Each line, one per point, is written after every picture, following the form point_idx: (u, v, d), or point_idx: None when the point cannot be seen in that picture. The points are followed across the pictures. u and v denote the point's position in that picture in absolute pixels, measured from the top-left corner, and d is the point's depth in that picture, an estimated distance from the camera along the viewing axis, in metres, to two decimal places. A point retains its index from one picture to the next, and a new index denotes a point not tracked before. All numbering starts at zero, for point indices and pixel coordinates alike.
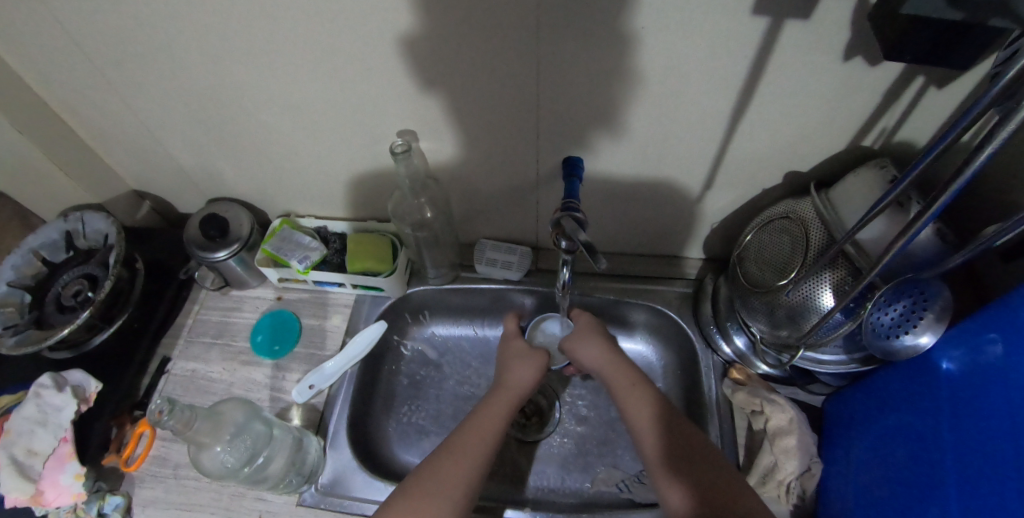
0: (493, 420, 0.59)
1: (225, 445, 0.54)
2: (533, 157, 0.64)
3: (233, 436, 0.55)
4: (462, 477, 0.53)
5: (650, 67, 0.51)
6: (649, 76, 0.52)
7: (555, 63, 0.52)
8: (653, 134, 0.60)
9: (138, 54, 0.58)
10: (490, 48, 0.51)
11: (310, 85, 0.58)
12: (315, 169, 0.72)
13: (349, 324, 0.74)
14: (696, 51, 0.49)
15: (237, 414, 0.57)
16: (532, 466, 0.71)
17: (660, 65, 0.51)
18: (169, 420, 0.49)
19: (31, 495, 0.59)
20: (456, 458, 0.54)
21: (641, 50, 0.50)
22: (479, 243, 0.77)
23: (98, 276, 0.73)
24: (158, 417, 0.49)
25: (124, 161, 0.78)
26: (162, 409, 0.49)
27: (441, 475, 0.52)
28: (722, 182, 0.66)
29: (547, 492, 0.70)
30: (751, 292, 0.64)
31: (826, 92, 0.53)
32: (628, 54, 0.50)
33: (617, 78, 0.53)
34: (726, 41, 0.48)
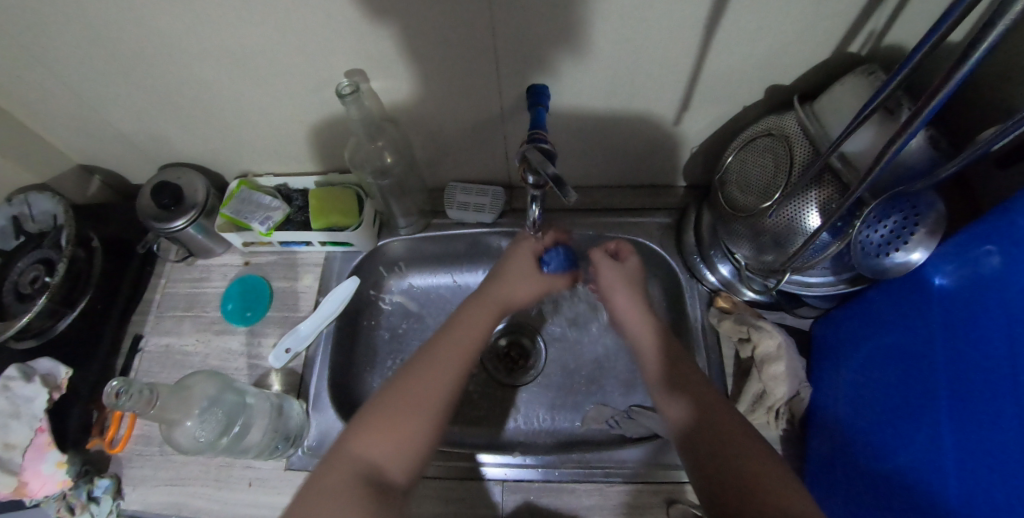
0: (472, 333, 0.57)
1: (199, 417, 0.53)
2: (494, 89, 0.59)
3: (207, 408, 0.54)
4: (440, 393, 0.51)
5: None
6: None
7: None
8: (621, 54, 0.54)
9: (37, 10, 0.51)
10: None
11: (235, 28, 0.52)
12: (264, 123, 0.67)
13: (320, 282, 0.71)
14: None
15: (208, 386, 0.56)
16: (520, 408, 0.71)
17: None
18: (127, 401, 0.48)
19: (14, 487, 0.58)
20: (434, 372, 0.52)
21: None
22: (448, 187, 0.72)
23: (53, 259, 0.69)
24: (115, 398, 0.48)
25: (61, 135, 0.72)
26: (118, 390, 0.48)
27: (418, 385, 0.51)
28: (701, 101, 0.61)
29: (524, 433, 0.70)
30: (736, 217, 0.60)
31: None
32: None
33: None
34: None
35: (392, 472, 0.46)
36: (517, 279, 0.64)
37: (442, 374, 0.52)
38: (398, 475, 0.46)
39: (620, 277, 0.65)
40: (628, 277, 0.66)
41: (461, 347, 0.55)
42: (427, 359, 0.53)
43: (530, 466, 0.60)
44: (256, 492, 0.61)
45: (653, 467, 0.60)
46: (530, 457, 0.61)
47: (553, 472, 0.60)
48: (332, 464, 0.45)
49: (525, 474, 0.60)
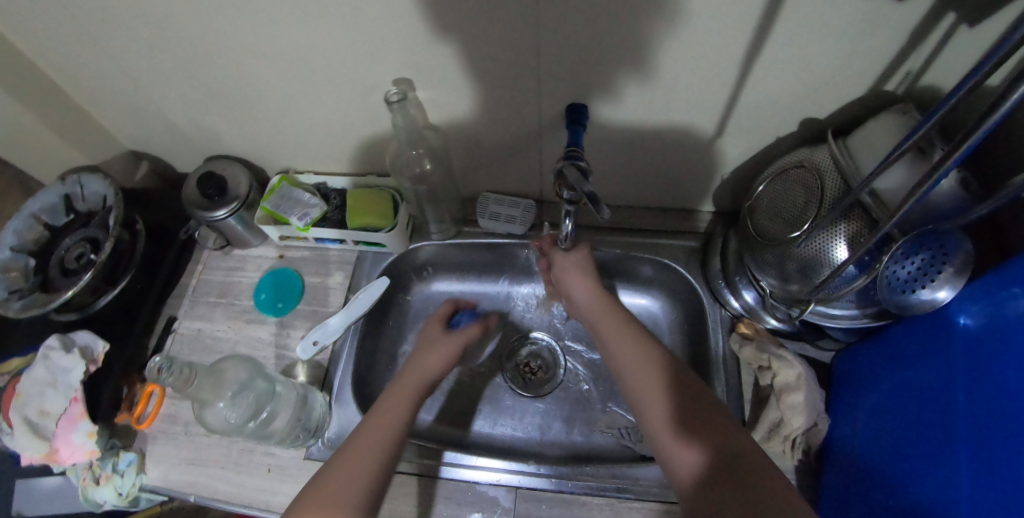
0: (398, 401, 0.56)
1: (227, 401, 0.56)
2: (534, 105, 0.61)
3: (235, 393, 0.57)
4: (369, 466, 0.50)
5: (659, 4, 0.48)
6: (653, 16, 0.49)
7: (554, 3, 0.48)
8: (659, 79, 0.56)
9: (118, 7, 0.55)
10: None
11: (296, 35, 0.56)
12: (311, 123, 0.70)
13: (351, 281, 0.72)
14: None
15: (239, 372, 0.59)
16: (513, 414, 0.72)
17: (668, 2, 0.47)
18: (167, 377, 0.52)
19: (46, 453, 0.62)
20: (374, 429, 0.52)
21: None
22: (481, 197, 0.74)
23: (99, 238, 0.72)
24: (158, 374, 0.52)
25: (118, 123, 0.76)
26: (161, 367, 0.52)
27: (349, 460, 0.50)
28: (733, 130, 0.63)
29: (513, 439, 0.71)
30: (763, 244, 0.62)
31: (846, 31, 0.49)
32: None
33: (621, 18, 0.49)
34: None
35: None
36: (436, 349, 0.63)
37: (370, 447, 0.51)
38: None
39: (570, 263, 0.66)
40: (578, 263, 0.66)
41: (386, 420, 0.54)
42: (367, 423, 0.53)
43: (543, 475, 0.61)
44: (274, 478, 0.63)
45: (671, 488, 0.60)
46: (544, 466, 0.62)
47: (566, 484, 0.60)
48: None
49: (538, 483, 0.61)
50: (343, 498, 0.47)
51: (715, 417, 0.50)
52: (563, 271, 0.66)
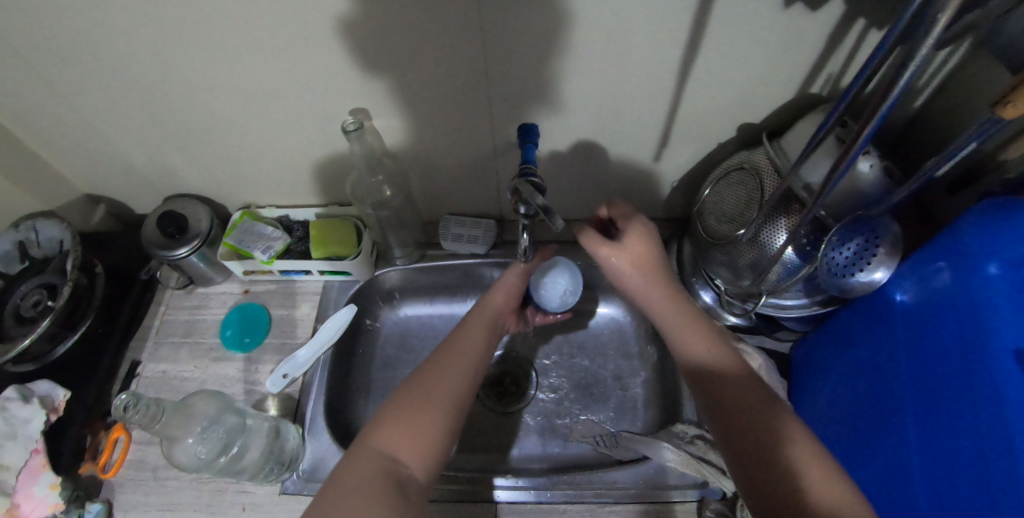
0: (476, 337, 0.57)
1: (199, 436, 0.55)
2: (487, 127, 0.63)
3: (205, 429, 0.56)
4: (453, 388, 0.51)
5: (594, 27, 0.51)
6: (591, 37, 0.52)
7: (499, 26, 0.51)
8: (603, 96, 0.59)
9: (69, 51, 0.55)
10: (427, 25, 0.51)
11: (252, 70, 0.57)
12: (271, 156, 0.70)
13: (318, 310, 0.72)
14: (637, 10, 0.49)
15: (208, 407, 0.58)
16: (523, 437, 0.72)
17: (602, 25, 0.51)
18: (132, 415, 0.51)
19: (5, 509, 0.59)
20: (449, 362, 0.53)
21: (580, 13, 0.49)
22: (444, 219, 0.75)
23: (57, 283, 0.71)
24: (122, 413, 0.51)
25: (71, 168, 0.75)
26: (126, 405, 0.51)
27: (422, 392, 0.50)
28: (679, 140, 0.66)
29: (528, 460, 0.71)
30: (713, 244, 0.65)
31: (769, 41, 0.53)
32: (570, 14, 0.49)
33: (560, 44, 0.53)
34: (659, 6, 0.49)
35: (411, 470, 0.45)
36: (509, 288, 0.65)
37: (451, 383, 0.51)
38: (419, 474, 0.46)
39: (622, 248, 0.57)
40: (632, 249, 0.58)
41: (460, 357, 0.54)
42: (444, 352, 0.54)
43: (524, 487, 0.62)
44: (249, 517, 0.62)
45: (649, 488, 0.61)
46: (524, 479, 0.62)
47: (545, 494, 0.61)
48: (352, 458, 0.45)
49: (518, 496, 0.61)
50: (426, 425, 0.47)
51: (779, 412, 0.46)
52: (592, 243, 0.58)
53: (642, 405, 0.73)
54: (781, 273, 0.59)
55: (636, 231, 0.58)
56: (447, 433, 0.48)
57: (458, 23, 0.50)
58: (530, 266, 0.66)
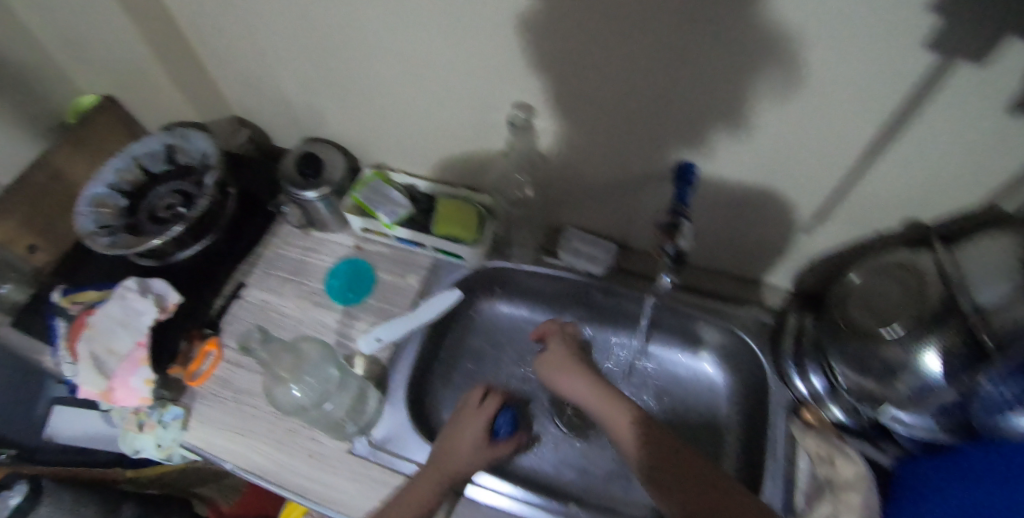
0: (421, 489, 0.56)
1: (297, 383, 0.60)
2: (646, 153, 0.62)
3: (305, 374, 0.61)
4: None
5: (801, 84, 0.48)
6: (793, 94, 0.49)
7: (699, 62, 0.49)
8: (779, 150, 0.57)
9: None
10: (629, 44, 0.49)
11: (436, 44, 0.57)
12: (420, 125, 0.71)
13: (422, 285, 0.73)
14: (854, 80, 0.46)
15: (314, 354, 0.63)
16: (544, 448, 0.71)
17: (812, 84, 0.48)
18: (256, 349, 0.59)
19: (103, 390, 0.64)
20: (423, 483, 0.56)
21: (806, 75, 0.47)
22: (565, 231, 0.75)
23: (192, 193, 0.74)
24: (252, 344, 0.59)
25: (233, 90, 0.78)
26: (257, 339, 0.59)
27: None
28: (839, 216, 0.63)
29: (533, 471, 0.69)
30: (847, 335, 0.61)
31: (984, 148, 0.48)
32: (780, 68, 0.47)
33: (757, 94, 0.50)
34: (877, 82, 0.46)
35: None
36: (470, 432, 0.61)
37: None
38: None
39: (563, 363, 0.65)
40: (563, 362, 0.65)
41: (408, 508, 0.54)
42: (416, 480, 0.57)
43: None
44: (314, 465, 0.63)
45: None
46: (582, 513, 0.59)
47: None
48: None
49: None
50: None
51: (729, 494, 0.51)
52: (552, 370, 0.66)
53: None
54: (911, 390, 0.55)
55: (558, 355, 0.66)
56: None
57: (659, 51, 0.49)
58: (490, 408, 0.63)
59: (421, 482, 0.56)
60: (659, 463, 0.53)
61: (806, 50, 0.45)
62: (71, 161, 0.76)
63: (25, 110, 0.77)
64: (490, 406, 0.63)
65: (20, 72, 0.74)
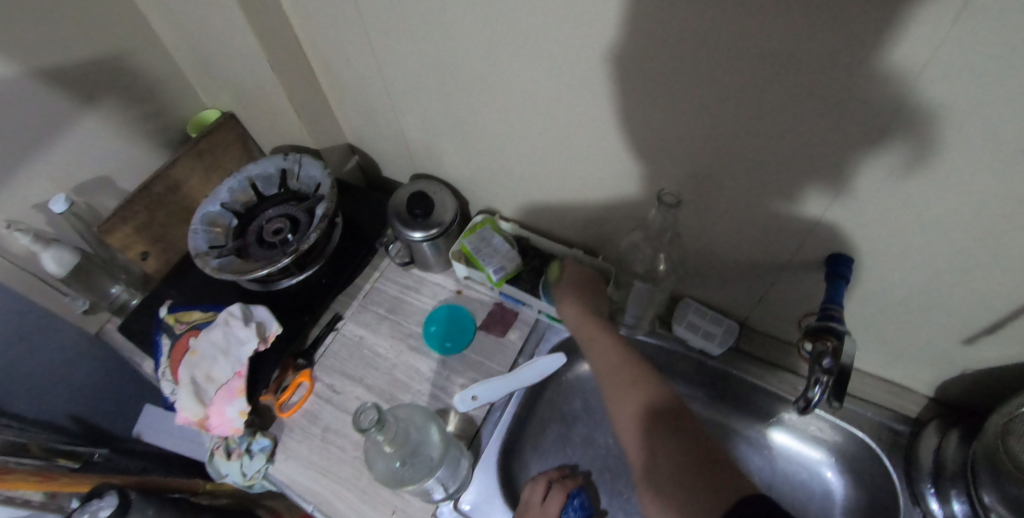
0: None
1: (403, 460, 0.54)
2: (794, 245, 0.55)
3: (410, 449, 0.55)
4: None
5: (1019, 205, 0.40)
6: (1003, 213, 0.41)
7: (882, 163, 0.42)
8: (961, 270, 0.49)
9: (415, 28, 0.56)
10: (805, 135, 0.43)
11: (575, 105, 0.54)
12: (540, 177, 0.68)
13: (524, 344, 0.70)
14: None
15: (419, 424, 0.58)
16: None
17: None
18: (371, 430, 0.51)
19: (199, 418, 0.63)
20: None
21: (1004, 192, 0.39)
22: (683, 300, 0.70)
23: (301, 220, 0.73)
24: (366, 426, 0.51)
25: (352, 117, 0.78)
26: (372, 419, 0.51)
27: None
28: (1015, 336, 0.53)
29: None
30: (1012, 474, 0.52)
31: None
32: (995, 183, 0.39)
33: (950, 206, 0.42)
34: None
35: None
36: None
37: None
38: None
39: (569, 285, 0.67)
40: (574, 285, 0.67)
41: None
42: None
43: None
44: None
45: None
46: None
47: None
48: None
49: None
50: None
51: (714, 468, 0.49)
52: (557, 295, 0.67)
53: None
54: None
55: (579, 279, 0.67)
56: None
57: (841, 150, 0.43)
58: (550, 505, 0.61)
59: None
60: (642, 447, 0.55)
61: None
62: (190, 175, 0.78)
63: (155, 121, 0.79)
64: (553, 506, 0.61)
65: (154, 87, 0.76)
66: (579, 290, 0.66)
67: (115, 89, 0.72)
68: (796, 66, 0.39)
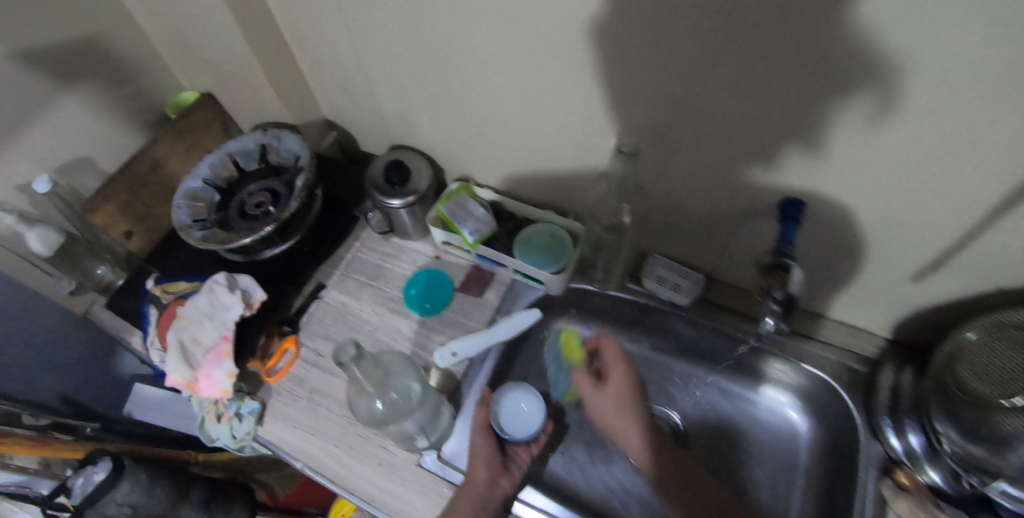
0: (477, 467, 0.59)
1: (383, 397, 0.59)
2: (749, 192, 0.59)
3: (390, 388, 0.60)
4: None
5: (944, 137, 0.43)
6: (928, 147, 0.44)
7: (819, 105, 0.45)
8: (899, 206, 0.52)
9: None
10: (747, 80, 0.46)
11: (536, 66, 0.56)
12: (512, 142, 0.70)
13: (500, 302, 0.73)
14: (996, 132, 0.40)
15: (396, 367, 0.63)
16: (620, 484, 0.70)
17: (955, 139, 0.42)
18: (352, 363, 0.56)
19: (188, 380, 0.65)
20: (461, 505, 0.55)
21: (925, 124, 0.42)
22: (651, 256, 0.72)
23: (280, 192, 0.75)
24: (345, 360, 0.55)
25: (329, 91, 0.80)
26: (351, 353, 0.56)
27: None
28: (959, 268, 0.57)
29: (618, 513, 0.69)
30: (957, 398, 0.56)
31: None
32: (918, 118, 0.42)
33: (883, 141, 0.45)
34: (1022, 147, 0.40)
35: None
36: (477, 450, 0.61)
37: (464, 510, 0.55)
38: None
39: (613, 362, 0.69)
40: (617, 366, 0.69)
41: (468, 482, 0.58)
42: (453, 504, 0.56)
43: None
44: (382, 474, 0.63)
45: None
46: None
47: None
48: None
49: None
50: None
51: None
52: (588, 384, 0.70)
53: None
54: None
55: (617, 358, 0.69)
56: None
57: (781, 91, 0.45)
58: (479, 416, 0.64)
59: (459, 502, 0.56)
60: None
61: (944, 100, 0.39)
62: (172, 155, 0.80)
63: (134, 104, 0.81)
64: (480, 413, 0.64)
65: (131, 69, 0.78)
66: (621, 386, 0.68)
67: (92, 71, 0.73)
68: (735, 13, 0.41)
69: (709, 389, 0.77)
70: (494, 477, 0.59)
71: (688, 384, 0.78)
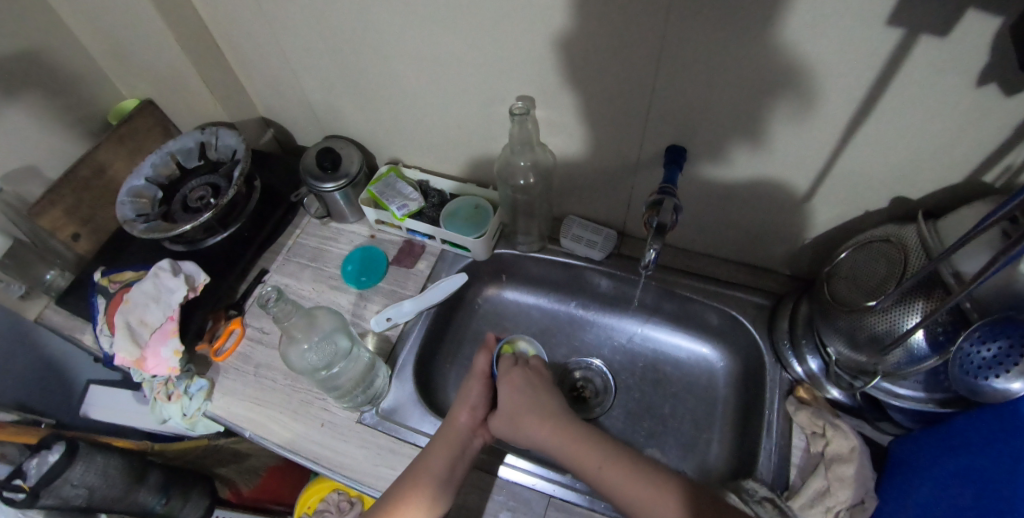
0: (461, 414, 0.64)
1: (309, 343, 0.63)
2: (636, 142, 0.67)
3: (316, 337, 0.64)
4: (437, 467, 0.58)
5: (786, 62, 0.51)
6: (768, 71, 0.52)
7: (677, 41, 0.53)
8: (759, 138, 0.60)
9: None
10: (613, 25, 0.54)
11: (440, 36, 0.63)
12: (431, 120, 0.77)
13: (432, 271, 0.80)
14: (818, 53, 0.49)
15: (327, 322, 0.66)
16: None
17: (794, 64, 0.51)
18: (273, 307, 0.59)
19: (136, 358, 0.68)
20: (440, 447, 0.60)
21: (757, 47, 0.50)
22: (567, 218, 0.81)
23: (221, 185, 0.80)
24: (266, 302, 0.59)
25: (262, 90, 0.86)
26: (270, 296, 0.59)
27: (419, 468, 0.59)
28: (825, 195, 0.64)
29: None
30: (837, 310, 0.61)
31: (945, 122, 0.51)
32: (746, 46, 0.51)
33: (730, 71, 0.54)
34: (840, 63, 0.49)
35: None
36: (471, 401, 0.66)
37: (443, 451, 0.60)
38: None
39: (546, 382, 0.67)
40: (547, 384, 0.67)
41: (450, 436, 0.62)
42: (433, 448, 0.60)
43: (578, 490, 0.62)
44: (325, 433, 0.67)
45: None
46: (580, 482, 0.63)
47: (577, 481, 0.62)
48: None
49: (572, 496, 0.62)
50: (428, 480, 0.57)
51: None
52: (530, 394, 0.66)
53: (709, 445, 0.74)
54: (901, 359, 0.55)
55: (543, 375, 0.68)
56: (444, 478, 0.58)
57: (642, 33, 0.53)
58: (480, 367, 0.69)
59: (439, 445, 0.60)
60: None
61: (766, 24, 0.48)
62: (115, 159, 0.84)
63: (75, 112, 0.85)
64: (480, 362, 0.70)
65: (71, 81, 0.83)
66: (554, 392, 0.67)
67: (34, 83, 0.78)
68: None
69: (632, 341, 0.84)
70: (474, 426, 0.64)
71: (614, 333, 0.85)
